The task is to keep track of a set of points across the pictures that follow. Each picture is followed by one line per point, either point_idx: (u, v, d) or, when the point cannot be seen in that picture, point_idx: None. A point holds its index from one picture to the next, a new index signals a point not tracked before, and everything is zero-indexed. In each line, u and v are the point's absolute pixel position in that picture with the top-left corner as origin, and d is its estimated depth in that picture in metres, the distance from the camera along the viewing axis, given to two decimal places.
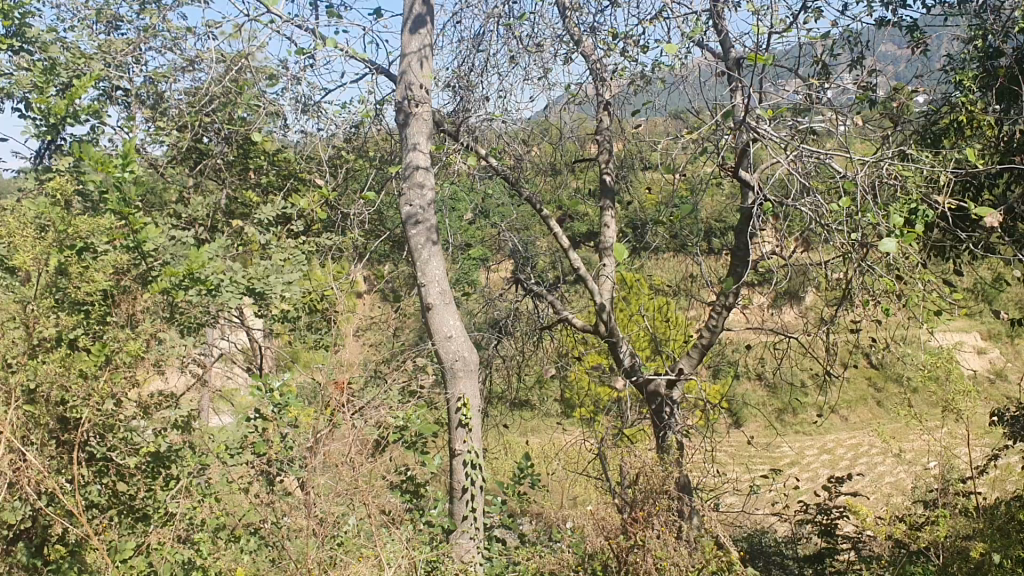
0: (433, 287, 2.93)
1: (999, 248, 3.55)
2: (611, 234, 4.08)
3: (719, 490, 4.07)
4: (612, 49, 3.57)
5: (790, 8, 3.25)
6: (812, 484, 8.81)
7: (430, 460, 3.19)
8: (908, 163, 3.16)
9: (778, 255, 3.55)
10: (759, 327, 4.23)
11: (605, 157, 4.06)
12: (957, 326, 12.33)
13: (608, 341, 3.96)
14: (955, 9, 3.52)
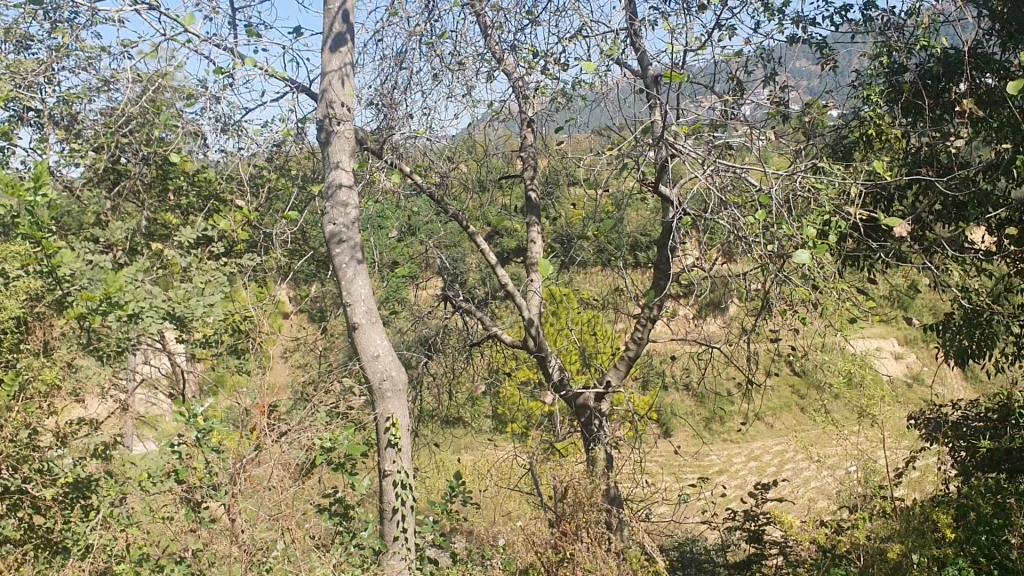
0: (359, 306, 2.90)
1: (910, 256, 3.68)
2: (537, 250, 4.11)
3: (649, 501, 4.12)
4: (533, 67, 3.61)
5: (704, 27, 3.34)
6: (739, 491, 8.97)
7: (359, 482, 3.16)
8: (821, 176, 3.26)
9: (699, 267, 3.62)
10: (684, 338, 4.30)
11: (530, 173, 4.09)
12: (874, 332, 12.71)
13: (536, 355, 3.98)
14: (861, 26, 3.65)
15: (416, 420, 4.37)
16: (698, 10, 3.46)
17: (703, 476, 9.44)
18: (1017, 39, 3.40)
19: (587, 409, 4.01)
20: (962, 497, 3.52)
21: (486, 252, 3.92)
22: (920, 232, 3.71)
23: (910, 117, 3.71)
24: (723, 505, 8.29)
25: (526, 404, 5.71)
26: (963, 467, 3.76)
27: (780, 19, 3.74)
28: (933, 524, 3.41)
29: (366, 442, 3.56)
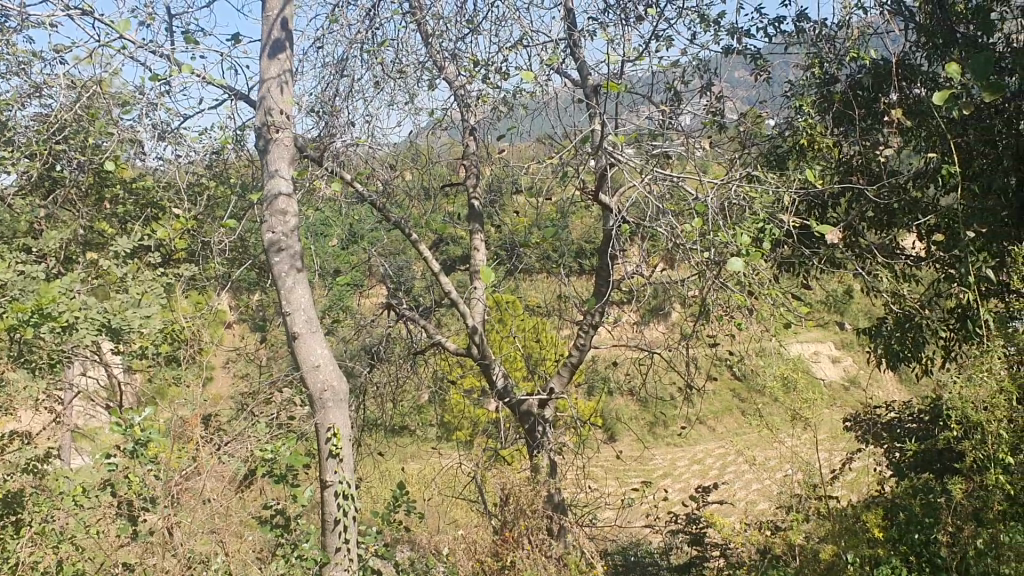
0: (299, 316, 2.86)
1: (843, 262, 3.76)
2: (479, 258, 4.12)
3: (592, 506, 4.15)
4: (474, 75, 3.62)
5: (641, 37, 3.39)
6: (682, 494, 9.09)
7: (300, 493, 3.13)
8: (756, 185, 3.32)
9: (640, 274, 3.66)
10: (626, 344, 4.34)
11: (472, 181, 4.12)
12: (811, 336, 12.99)
13: (479, 363, 3.99)
14: (793, 38, 3.74)
15: (360, 429, 4.35)
16: (636, 21, 3.51)
17: (647, 480, 9.55)
18: (941, 52, 3.51)
19: (531, 416, 4.02)
20: (894, 497, 3.62)
21: (429, 260, 3.91)
22: (852, 238, 3.80)
23: (842, 127, 3.80)
24: (666, 509, 8.39)
25: (470, 411, 5.71)
26: (895, 468, 3.86)
27: (715, 31, 3.81)
28: (866, 522, 3.50)
29: (307, 453, 3.53)
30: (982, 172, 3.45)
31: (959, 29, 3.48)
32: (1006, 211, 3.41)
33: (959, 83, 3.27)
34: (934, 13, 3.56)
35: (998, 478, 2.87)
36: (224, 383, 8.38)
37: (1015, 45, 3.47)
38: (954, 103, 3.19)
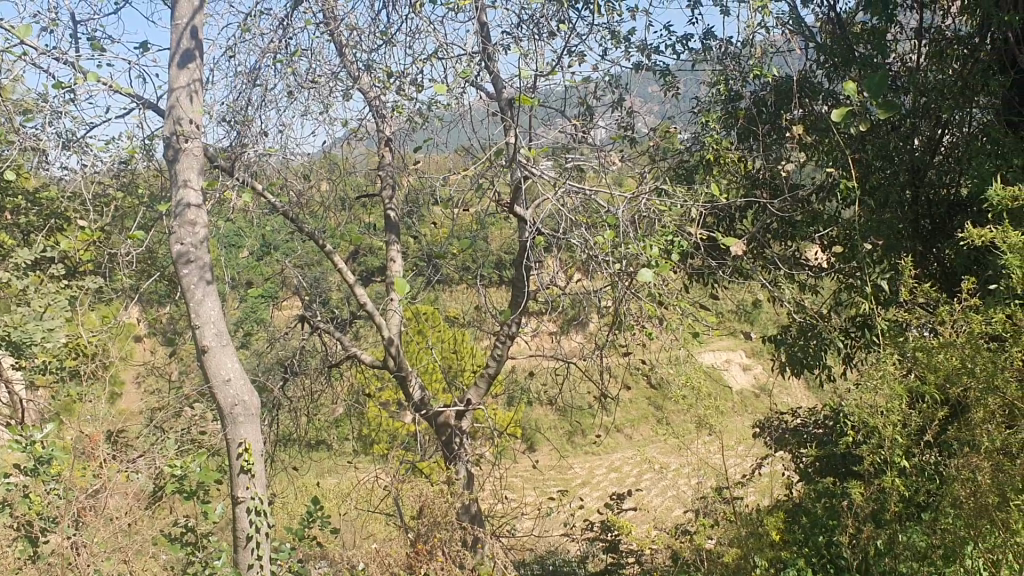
0: (209, 329, 2.81)
1: (752, 273, 3.86)
2: (395, 269, 4.10)
3: (508, 516, 4.16)
4: (388, 86, 3.62)
5: (553, 52, 3.44)
6: (599, 502, 9.18)
7: (211, 509, 3.06)
8: (665, 198, 3.39)
9: (554, 285, 3.70)
10: (542, 354, 4.38)
11: (388, 192, 4.12)
12: (724, 345, 13.30)
13: (395, 375, 3.96)
14: (700, 56, 3.85)
15: (273, 443, 4.28)
16: (549, 36, 3.56)
17: (566, 488, 9.62)
18: (841, 70, 3.64)
19: (447, 427, 4.02)
20: (799, 501, 3.72)
21: (343, 271, 3.87)
22: (759, 249, 3.90)
23: (748, 142, 3.91)
24: (584, 517, 8.46)
25: (387, 424, 5.67)
26: (801, 473, 3.97)
27: (626, 47, 3.89)
28: (773, 526, 3.59)
29: (218, 469, 3.46)
30: (880, 186, 3.59)
31: (857, 49, 3.63)
32: (902, 223, 3.58)
33: (858, 101, 3.40)
34: (833, 33, 3.70)
35: (895, 481, 2.98)
36: (134, 397, 8.16)
37: (910, 65, 3.62)
38: (853, 120, 3.32)
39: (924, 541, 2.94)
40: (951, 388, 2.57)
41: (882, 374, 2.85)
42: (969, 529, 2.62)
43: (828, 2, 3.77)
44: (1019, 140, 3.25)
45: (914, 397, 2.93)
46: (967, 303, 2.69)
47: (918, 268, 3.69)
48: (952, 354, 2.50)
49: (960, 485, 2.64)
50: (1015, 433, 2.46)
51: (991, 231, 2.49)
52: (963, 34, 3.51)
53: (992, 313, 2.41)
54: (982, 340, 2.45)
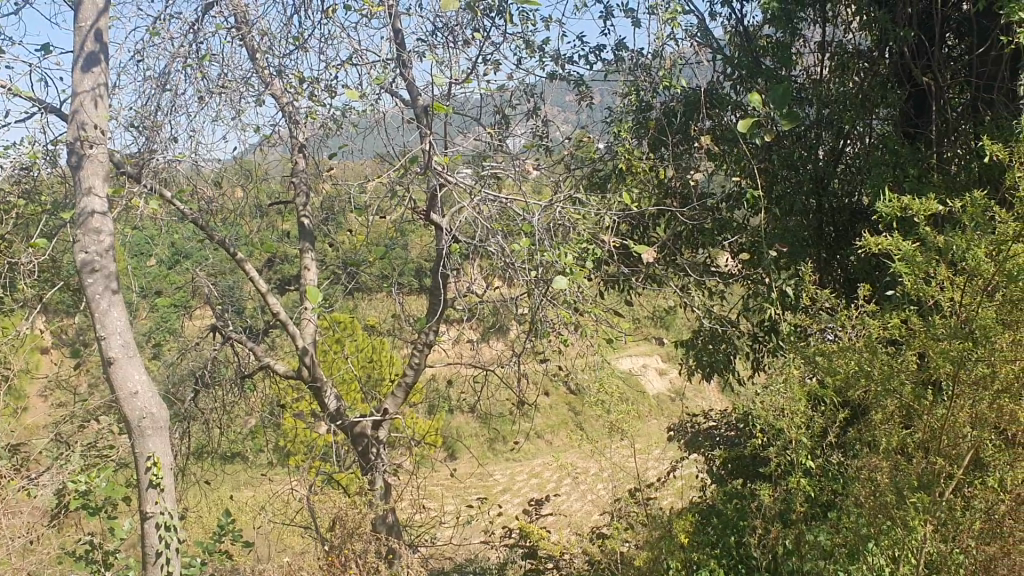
0: (115, 340, 2.71)
1: (664, 279, 3.92)
2: (308, 278, 4.02)
3: (426, 526, 4.13)
4: (300, 92, 3.57)
5: (468, 60, 3.44)
6: (519, 509, 9.22)
7: (118, 526, 2.97)
8: (579, 206, 3.43)
9: (471, 292, 3.69)
10: (460, 362, 4.37)
11: (302, 200, 4.05)
12: (641, 351, 13.51)
13: (309, 386, 3.87)
14: (612, 66, 3.90)
15: (184, 457, 4.18)
16: (464, 44, 3.57)
17: (487, 497, 9.63)
18: (748, 82, 3.73)
19: (364, 437, 3.94)
20: (712, 504, 3.79)
21: (254, 279, 3.78)
22: (672, 257, 3.97)
23: (660, 151, 3.98)
24: (504, 524, 8.49)
25: (303, 435, 5.59)
26: (715, 476, 4.05)
27: (540, 56, 3.92)
28: (687, 527, 3.65)
29: (125, 485, 3.36)
30: (785, 195, 3.70)
31: (763, 61, 3.72)
32: (806, 231, 3.72)
33: (763, 112, 3.50)
34: (740, 46, 3.79)
35: (801, 481, 3.06)
36: (43, 412, 7.90)
37: (813, 77, 3.73)
38: (759, 131, 3.41)
39: (829, 539, 3.02)
40: (851, 390, 2.65)
41: (787, 378, 2.92)
42: (870, 527, 2.70)
43: (735, 15, 3.87)
44: (915, 150, 3.37)
45: (819, 400, 3.01)
46: (867, 308, 2.77)
47: (822, 274, 3.84)
48: (850, 358, 2.59)
49: (862, 484, 2.73)
50: (911, 433, 2.55)
51: (886, 238, 2.58)
52: (863, 48, 3.64)
53: (887, 317, 2.50)
54: (880, 344, 2.54)
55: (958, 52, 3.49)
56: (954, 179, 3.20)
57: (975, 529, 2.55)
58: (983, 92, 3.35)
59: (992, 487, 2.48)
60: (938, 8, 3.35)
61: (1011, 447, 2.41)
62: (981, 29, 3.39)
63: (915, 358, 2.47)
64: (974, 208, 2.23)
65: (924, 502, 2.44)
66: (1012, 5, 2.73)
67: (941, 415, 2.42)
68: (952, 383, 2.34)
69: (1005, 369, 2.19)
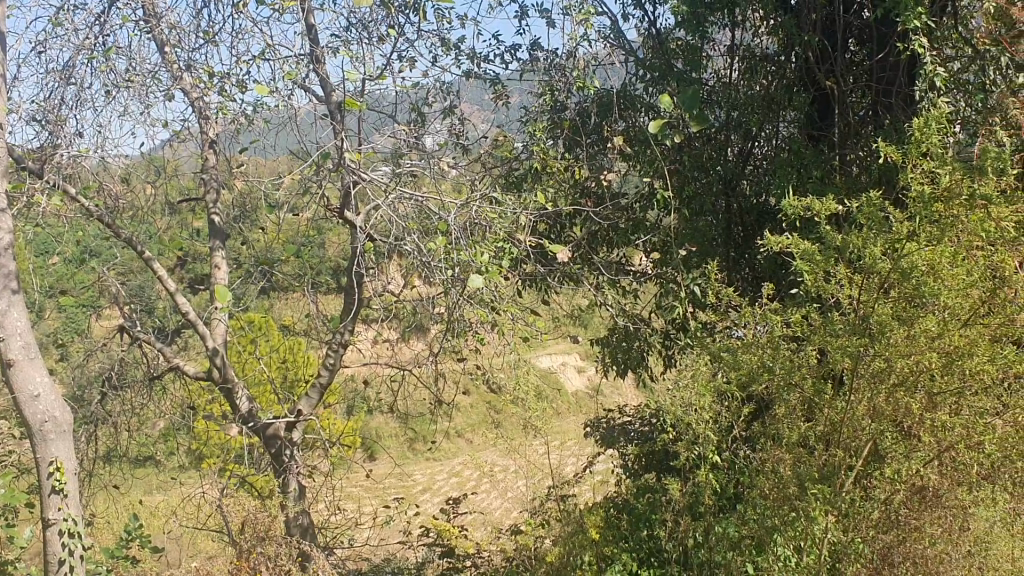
0: (15, 342, 2.60)
1: (579, 278, 3.94)
2: (219, 277, 3.89)
3: (341, 527, 4.10)
4: (210, 87, 3.49)
5: (382, 57, 3.41)
6: (438, 508, 9.23)
7: (17, 534, 2.86)
8: (495, 205, 3.42)
9: (387, 291, 3.66)
10: (376, 360, 4.33)
11: (212, 197, 3.94)
12: (561, 350, 13.64)
13: (220, 386, 3.70)
14: (528, 65, 3.91)
15: (92, 461, 4.06)
16: (379, 40, 3.53)
17: (406, 497, 9.61)
18: (660, 84, 3.79)
19: (277, 440, 3.77)
20: (626, 499, 3.84)
21: (162, 278, 3.63)
22: (587, 256, 4.00)
23: (575, 151, 4.02)
24: (424, 524, 8.48)
25: (217, 437, 5.49)
26: (629, 472, 4.11)
27: (456, 55, 3.91)
28: (599, 523, 3.71)
29: (26, 491, 3.24)
30: (696, 195, 3.76)
31: (675, 64, 3.78)
32: (715, 230, 3.79)
33: (674, 114, 3.56)
34: (653, 48, 3.83)
35: (708, 475, 3.16)
36: None
37: (723, 81, 3.81)
38: (670, 131, 3.47)
39: (738, 531, 3.09)
40: (756, 385, 2.74)
41: (697, 375, 2.97)
42: (773, 518, 2.78)
43: (648, 17, 3.91)
44: (819, 152, 3.47)
45: (727, 396, 3.08)
46: (772, 306, 2.84)
47: (731, 273, 3.89)
48: (755, 354, 2.64)
49: (767, 477, 2.80)
50: (812, 426, 2.62)
51: (788, 239, 2.67)
52: (770, 52, 3.73)
53: (790, 314, 2.59)
54: (785, 342, 2.60)
55: (860, 58, 3.59)
56: (855, 180, 3.30)
57: (873, 518, 2.61)
58: (882, 96, 3.46)
59: (889, 478, 2.54)
60: (840, 14, 3.45)
61: (908, 438, 2.43)
62: (881, 35, 3.49)
63: (817, 353, 2.54)
64: (871, 208, 2.30)
65: (823, 494, 2.52)
66: (908, 14, 2.84)
67: (841, 408, 2.49)
68: (851, 377, 2.42)
69: (900, 362, 2.24)
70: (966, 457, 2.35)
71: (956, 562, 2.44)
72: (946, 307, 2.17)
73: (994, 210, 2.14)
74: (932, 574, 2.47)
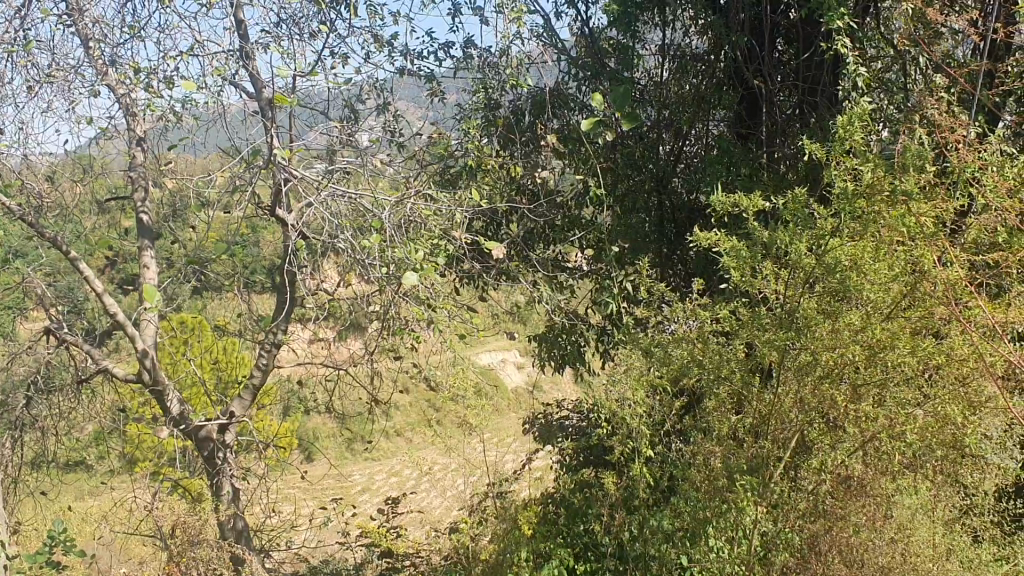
0: None
1: (515, 276, 3.93)
2: (148, 277, 3.72)
3: (277, 529, 4.05)
4: (136, 83, 3.39)
5: (313, 52, 3.36)
6: (377, 509, 9.18)
7: None
8: (430, 203, 3.39)
9: (321, 290, 3.61)
10: (310, 360, 4.28)
11: (141, 195, 3.74)
12: (499, 346, 13.68)
13: (149, 389, 3.52)
14: (461, 63, 3.89)
15: (17, 468, 3.92)
16: (310, 36, 3.48)
17: (344, 498, 9.55)
18: (593, 82, 3.80)
19: (210, 443, 3.62)
20: (563, 495, 3.86)
21: (88, 278, 3.51)
22: (523, 252, 3.99)
23: (509, 149, 4.01)
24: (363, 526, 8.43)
25: (149, 441, 5.37)
26: (566, 467, 4.13)
27: (389, 51, 3.88)
28: (534, 519, 3.72)
29: None
30: (629, 192, 3.80)
31: (607, 62, 3.79)
32: (648, 227, 3.83)
33: (606, 111, 3.57)
34: (585, 46, 3.83)
35: (642, 470, 3.20)
36: None
37: (654, 79, 3.84)
38: (603, 130, 3.48)
39: (671, 524, 3.12)
40: (687, 379, 2.79)
41: (630, 370, 2.98)
42: (706, 510, 2.83)
43: (581, 16, 3.90)
44: (748, 150, 3.54)
45: (660, 391, 3.11)
46: (702, 301, 2.87)
47: (663, 269, 3.93)
48: (684, 348, 2.70)
49: (700, 470, 2.83)
50: (742, 418, 2.67)
51: (718, 235, 2.70)
52: (699, 51, 3.77)
53: (720, 310, 2.64)
54: (713, 336, 2.65)
55: (787, 57, 3.64)
56: (782, 178, 3.37)
57: (800, 508, 2.66)
58: (808, 96, 3.53)
59: (815, 468, 2.58)
60: (767, 14, 3.50)
61: (834, 429, 2.46)
62: (806, 35, 3.55)
63: (746, 347, 2.59)
64: (796, 205, 2.35)
65: (752, 485, 2.58)
66: (831, 14, 2.89)
67: (769, 401, 2.54)
68: (778, 369, 2.47)
69: (826, 356, 2.30)
70: (889, 447, 2.37)
71: (880, 549, 2.50)
72: (868, 301, 2.23)
73: (915, 205, 2.15)
74: (858, 562, 2.52)
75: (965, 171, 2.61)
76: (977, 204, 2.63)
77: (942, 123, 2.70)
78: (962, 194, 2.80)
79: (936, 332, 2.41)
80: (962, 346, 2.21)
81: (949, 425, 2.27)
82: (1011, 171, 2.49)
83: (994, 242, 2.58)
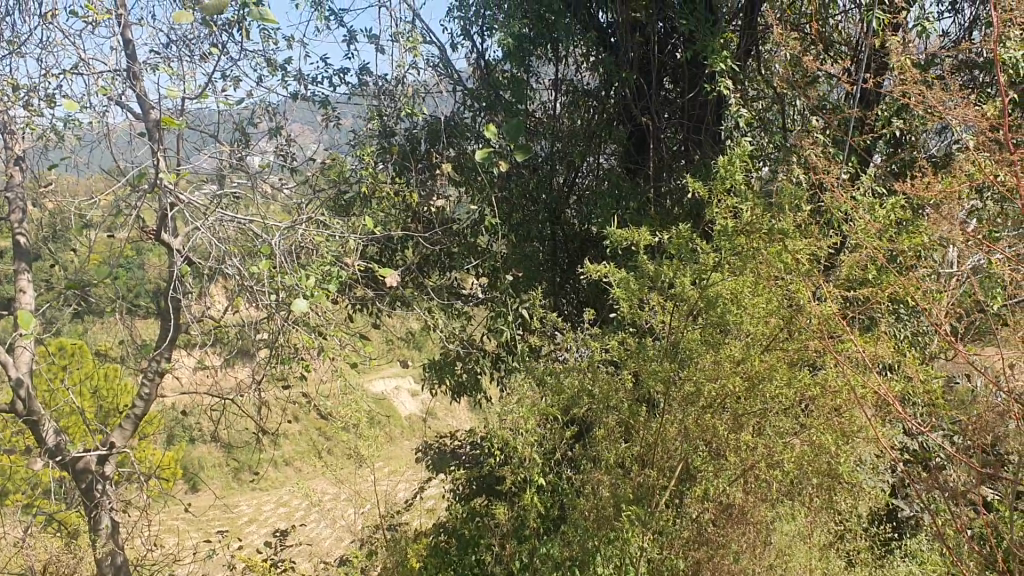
0: None
1: (409, 304, 3.91)
2: (23, 301, 3.52)
3: (159, 565, 3.90)
4: (14, 100, 3.23)
5: (203, 74, 3.28)
6: (264, 541, 8.95)
7: None
8: (321, 229, 3.34)
9: (209, 317, 3.50)
10: (197, 388, 4.15)
11: (17, 216, 3.54)
12: (393, 372, 13.59)
13: (22, 419, 3.32)
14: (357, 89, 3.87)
15: None
16: (201, 59, 3.41)
17: (230, 531, 9.28)
18: (489, 112, 3.81)
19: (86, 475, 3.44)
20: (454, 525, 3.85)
21: None
22: (417, 280, 3.97)
23: (404, 176, 3.97)
24: None
25: (21, 474, 5.08)
26: (458, 496, 4.12)
27: (282, 76, 3.82)
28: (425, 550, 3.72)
29: None
30: (523, 221, 3.84)
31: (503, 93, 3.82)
32: (541, 255, 3.92)
33: (502, 141, 3.58)
34: (480, 77, 3.86)
35: (533, 498, 3.21)
36: None
37: (548, 111, 3.88)
38: (497, 160, 3.49)
39: (562, 553, 3.14)
40: (578, 409, 2.83)
41: (521, 399, 3.01)
42: (595, 538, 2.86)
43: (477, 48, 3.94)
44: (637, 184, 3.62)
45: (551, 420, 3.14)
46: (593, 331, 2.91)
47: (556, 298, 4.02)
48: (575, 377, 2.80)
49: (589, 497, 2.87)
50: (630, 446, 2.74)
51: (608, 268, 2.74)
52: (591, 86, 3.83)
53: (609, 342, 2.69)
54: (603, 365, 2.76)
55: (674, 95, 3.73)
56: (668, 213, 3.50)
57: (685, 536, 2.72)
58: (693, 133, 3.65)
59: (700, 496, 2.65)
60: (654, 54, 3.60)
61: (716, 458, 2.53)
62: (692, 75, 3.66)
63: (633, 377, 2.66)
64: (680, 239, 2.46)
65: (637, 513, 2.64)
66: (715, 57, 2.98)
67: (655, 430, 2.61)
68: (665, 400, 2.52)
69: (708, 386, 2.36)
70: (769, 476, 2.43)
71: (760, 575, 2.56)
72: (748, 334, 2.31)
73: (792, 243, 2.24)
74: None
75: (838, 210, 2.74)
76: (849, 241, 2.76)
77: (818, 164, 2.83)
78: (836, 232, 2.94)
79: (813, 364, 2.50)
80: (835, 378, 2.30)
81: (824, 455, 2.29)
82: (880, 211, 2.61)
83: (865, 279, 2.72)
